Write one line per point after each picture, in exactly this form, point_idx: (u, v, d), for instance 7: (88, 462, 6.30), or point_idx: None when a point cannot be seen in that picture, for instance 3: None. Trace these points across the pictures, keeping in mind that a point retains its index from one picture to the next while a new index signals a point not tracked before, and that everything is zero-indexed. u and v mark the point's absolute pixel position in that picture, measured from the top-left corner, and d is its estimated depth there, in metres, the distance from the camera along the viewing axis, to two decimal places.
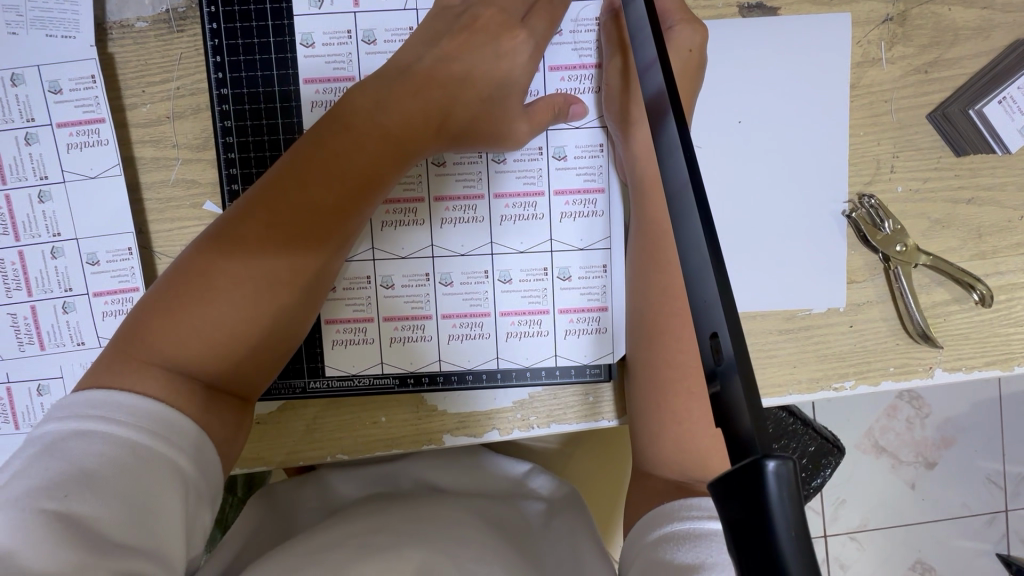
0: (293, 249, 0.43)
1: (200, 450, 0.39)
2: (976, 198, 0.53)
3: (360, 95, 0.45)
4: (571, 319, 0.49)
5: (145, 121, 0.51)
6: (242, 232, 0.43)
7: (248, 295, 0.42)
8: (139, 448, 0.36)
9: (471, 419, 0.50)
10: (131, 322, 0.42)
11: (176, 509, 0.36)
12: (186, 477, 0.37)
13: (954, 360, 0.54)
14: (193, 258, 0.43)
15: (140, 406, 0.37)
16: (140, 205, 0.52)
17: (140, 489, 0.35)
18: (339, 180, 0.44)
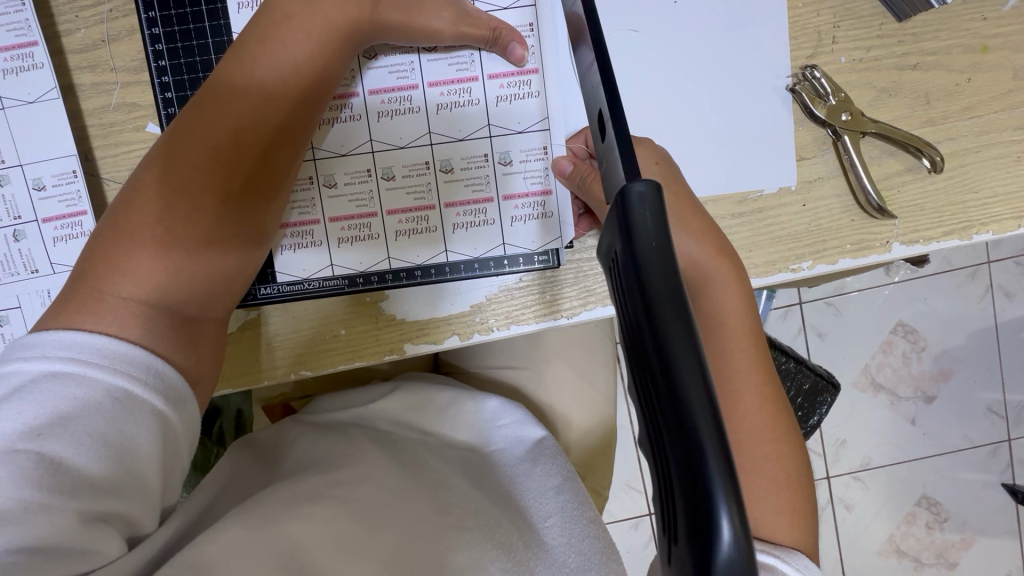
0: (250, 165, 0.44)
1: (172, 386, 0.40)
2: (922, 63, 0.52)
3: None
4: (515, 206, 0.49)
5: (82, 47, 0.52)
6: (185, 157, 0.43)
7: (211, 216, 0.43)
8: (115, 392, 0.37)
9: (430, 325, 0.51)
10: (86, 261, 0.42)
11: (151, 451, 0.38)
12: (163, 418, 0.39)
13: (911, 233, 0.54)
14: (140, 190, 0.43)
15: (111, 346, 0.39)
16: (83, 132, 0.52)
17: (116, 434, 0.37)
18: (282, 90, 0.44)
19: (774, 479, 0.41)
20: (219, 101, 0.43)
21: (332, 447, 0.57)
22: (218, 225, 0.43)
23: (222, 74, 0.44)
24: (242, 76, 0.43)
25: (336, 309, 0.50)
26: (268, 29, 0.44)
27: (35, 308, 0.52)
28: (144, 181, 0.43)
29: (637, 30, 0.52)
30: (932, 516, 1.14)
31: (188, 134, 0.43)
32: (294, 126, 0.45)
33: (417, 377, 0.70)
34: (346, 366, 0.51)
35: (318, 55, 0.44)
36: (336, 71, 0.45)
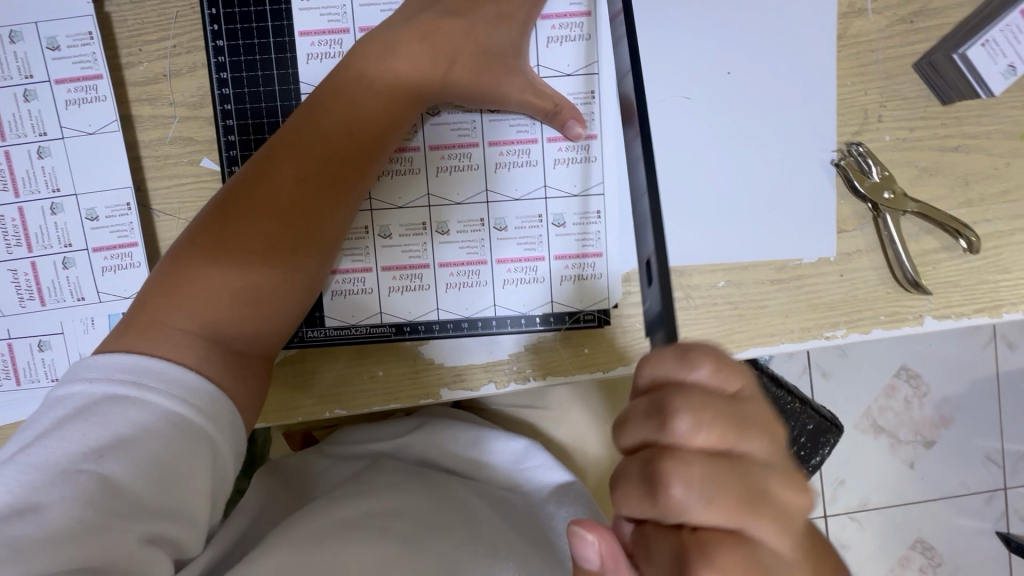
0: (309, 211, 0.44)
1: (221, 411, 0.41)
2: (962, 146, 0.54)
3: (359, 53, 0.46)
4: (565, 265, 0.50)
5: (143, 80, 0.52)
6: (251, 196, 0.44)
7: (268, 258, 0.44)
8: (170, 416, 0.38)
9: (469, 372, 0.51)
10: (150, 289, 0.43)
11: (201, 475, 0.39)
12: (214, 442, 0.40)
13: (943, 307, 0.55)
14: (205, 223, 0.44)
15: (169, 373, 0.39)
16: (138, 163, 0.53)
17: (168, 458, 0.37)
18: (348, 143, 0.45)
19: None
20: (288, 149, 0.44)
21: (362, 480, 0.58)
22: (275, 266, 0.44)
23: (294, 120, 0.45)
24: (312, 125, 0.45)
25: (380, 350, 0.51)
26: (343, 79, 0.45)
27: (79, 335, 0.52)
28: (210, 218, 0.44)
29: (689, 97, 0.53)
30: (926, 560, 1.15)
31: (255, 178, 0.44)
32: (355, 173, 0.45)
33: (442, 413, 0.70)
34: (382, 408, 0.52)
35: (389, 108, 0.45)
36: (401, 123, 0.46)
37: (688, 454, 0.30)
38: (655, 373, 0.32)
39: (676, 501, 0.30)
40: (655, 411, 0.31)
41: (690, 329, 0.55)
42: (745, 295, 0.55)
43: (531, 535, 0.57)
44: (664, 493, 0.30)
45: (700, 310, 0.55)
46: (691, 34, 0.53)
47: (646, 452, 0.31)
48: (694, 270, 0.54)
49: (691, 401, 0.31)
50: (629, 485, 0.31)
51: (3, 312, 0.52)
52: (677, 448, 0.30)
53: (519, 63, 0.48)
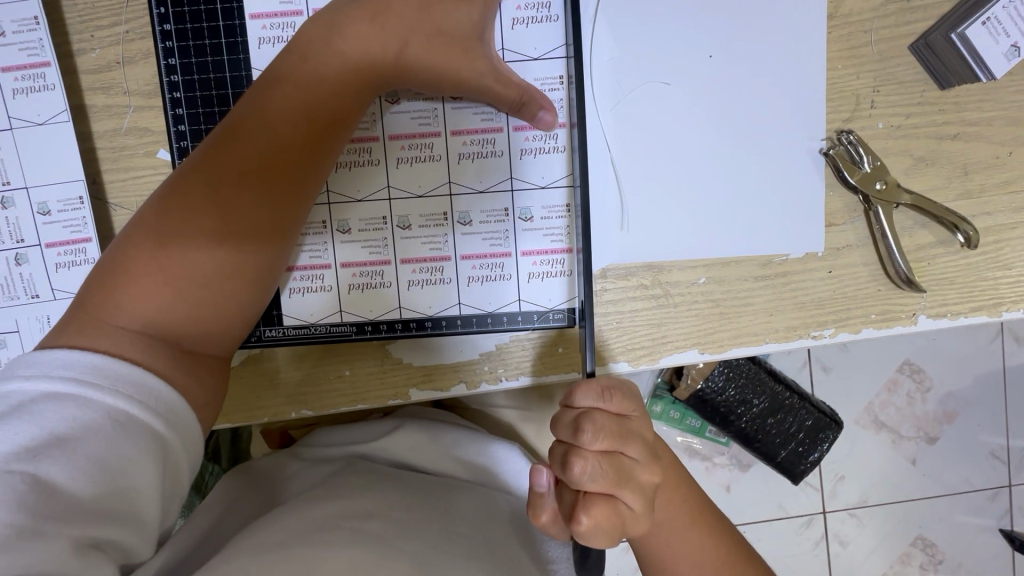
0: (258, 206, 0.42)
1: (173, 409, 0.39)
2: (962, 133, 0.50)
3: (309, 32, 0.43)
4: (534, 261, 0.48)
5: (95, 67, 0.50)
6: (197, 185, 0.42)
7: (212, 254, 0.41)
8: (117, 414, 0.37)
9: (438, 372, 0.50)
10: (93, 282, 0.41)
11: (150, 476, 0.37)
12: (165, 442, 0.38)
13: (939, 305, 0.52)
14: (150, 214, 0.42)
15: (113, 368, 0.38)
16: (93, 155, 0.51)
17: (112, 458, 0.36)
18: (298, 135, 0.43)
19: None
20: (234, 141, 0.42)
21: (334, 480, 0.56)
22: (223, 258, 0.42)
23: (243, 104, 0.43)
24: (259, 115, 0.43)
25: (343, 350, 0.49)
26: (292, 60, 0.43)
27: (34, 334, 0.51)
28: (153, 210, 0.42)
29: (668, 82, 0.50)
30: (927, 558, 1.12)
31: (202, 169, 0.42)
32: (308, 159, 0.43)
33: (418, 414, 0.69)
34: (348, 409, 0.50)
35: (341, 90, 0.43)
36: (356, 107, 0.44)
37: (586, 451, 0.41)
38: (578, 394, 0.42)
39: (576, 476, 0.41)
40: (576, 420, 0.42)
41: (669, 328, 0.52)
42: (728, 292, 0.52)
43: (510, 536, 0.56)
44: (566, 471, 0.41)
45: (680, 308, 0.52)
46: (671, 15, 0.50)
47: (562, 446, 0.42)
48: (674, 266, 0.52)
49: (595, 416, 0.41)
50: (551, 460, 0.43)
51: None
52: (582, 446, 0.41)
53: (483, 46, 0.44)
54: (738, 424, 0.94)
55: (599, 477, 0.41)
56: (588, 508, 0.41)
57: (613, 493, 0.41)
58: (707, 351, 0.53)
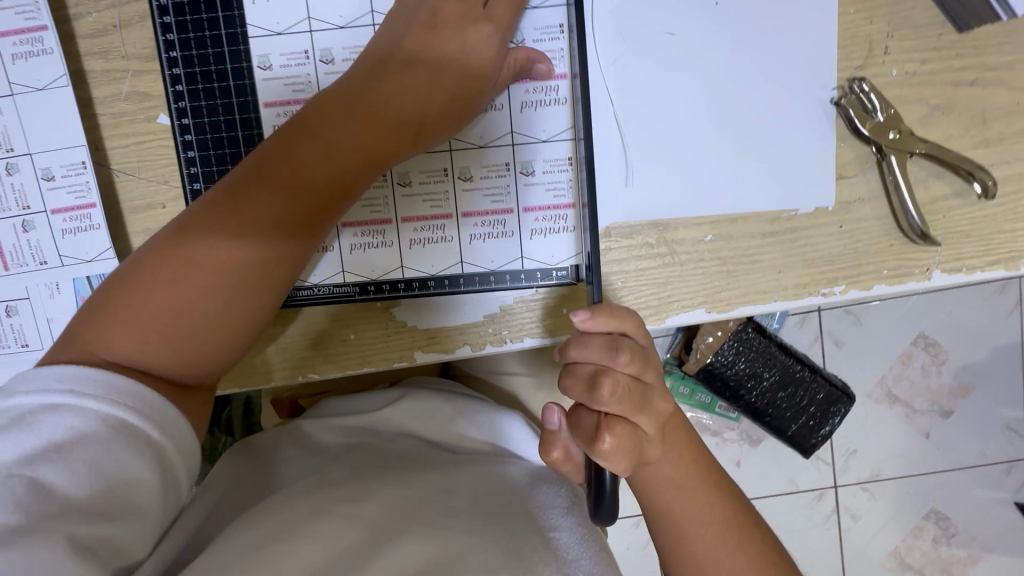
0: (254, 262, 0.43)
1: (165, 414, 0.41)
2: (980, 79, 0.49)
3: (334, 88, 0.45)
4: (536, 218, 0.49)
5: (92, 32, 0.50)
6: (200, 224, 0.43)
7: (207, 305, 0.43)
8: (111, 419, 0.39)
9: (443, 333, 0.50)
10: (103, 299, 0.43)
11: (146, 474, 0.39)
12: (157, 444, 0.40)
13: (953, 260, 0.51)
14: (158, 245, 0.43)
15: (106, 380, 0.40)
16: (94, 121, 0.51)
17: (109, 460, 0.38)
18: (291, 153, 0.43)
19: (721, 536, 0.49)
20: (243, 187, 0.43)
21: (331, 465, 0.59)
22: (220, 304, 0.43)
23: (263, 150, 0.44)
24: (270, 166, 0.43)
25: (346, 312, 0.49)
26: (313, 114, 0.44)
27: (44, 299, 0.51)
28: (161, 241, 0.43)
29: (673, 32, 0.49)
30: (940, 530, 1.11)
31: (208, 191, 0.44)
32: (306, 224, 0.44)
33: (423, 387, 0.71)
34: (354, 371, 0.50)
35: (346, 167, 0.43)
36: (355, 182, 0.44)
37: (618, 372, 0.44)
38: (611, 318, 0.45)
39: (604, 398, 0.44)
40: (612, 343, 0.45)
41: (675, 287, 0.52)
42: (735, 249, 0.51)
43: (511, 506, 0.56)
44: (596, 390, 0.44)
45: (686, 266, 0.51)
46: None
47: (591, 366, 0.45)
48: (680, 223, 0.51)
49: (626, 342, 0.45)
50: (577, 380, 0.45)
51: None
52: (613, 368, 0.44)
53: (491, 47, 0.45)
54: (749, 396, 0.93)
55: (626, 398, 0.44)
56: (612, 429, 0.44)
57: (635, 416, 0.44)
58: (714, 310, 0.52)
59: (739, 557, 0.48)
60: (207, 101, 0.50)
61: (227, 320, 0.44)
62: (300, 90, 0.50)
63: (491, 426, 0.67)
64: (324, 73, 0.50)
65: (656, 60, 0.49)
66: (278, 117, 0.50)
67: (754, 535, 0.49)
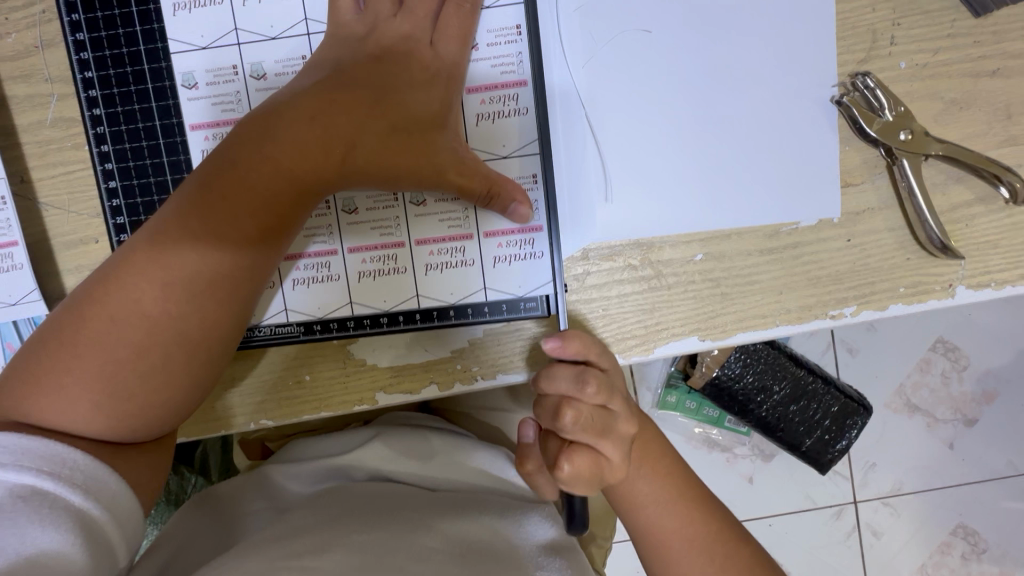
0: (194, 301, 0.38)
1: (95, 476, 0.36)
2: (1001, 69, 0.43)
3: (274, 104, 0.40)
4: (499, 243, 0.44)
5: (13, 54, 0.46)
6: (130, 262, 0.37)
7: (143, 353, 0.37)
8: (23, 488, 0.33)
9: (404, 374, 0.45)
10: (23, 358, 0.38)
11: (67, 547, 0.33)
12: (84, 510, 0.34)
13: (980, 274, 0.45)
14: (86, 290, 0.38)
15: (31, 445, 0.35)
16: (17, 150, 0.46)
17: (18, 534, 0.32)
18: (243, 182, 0.38)
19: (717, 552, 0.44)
20: (176, 217, 0.38)
21: (293, 518, 0.54)
22: (156, 352, 0.38)
23: (197, 176, 0.39)
24: (206, 192, 0.38)
25: (293, 352, 0.44)
26: (252, 130, 0.39)
27: None
28: (88, 284, 0.38)
29: (649, 29, 0.43)
30: (969, 547, 1.02)
31: (144, 227, 0.39)
32: (253, 254, 0.39)
33: (396, 421, 0.66)
34: (310, 418, 0.45)
35: (296, 190, 0.39)
36: (308, 207, 0.40)
37: (584, 402, 0.39)
38: (583, 350, 0.40)
39: (566, 426, 0.39)
40: (581, 373, 0.39)
41: (664, 313, 0.46)
42: (729, 270, 0.45)
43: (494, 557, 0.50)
44: (559, 418, 0.39)
45: (677, 291, 0.45)
46: None
47: (555, 395, 0.40)
48: (664, 243, 0.45)
49: (596, 372, 0.40)
50: (542, 409, 0.41)
51: None
52: (579, 397, 0.39)
53: (442, 59, 0.42)
54: (758, 412, 0.87)
55: (589, 426, 0.39)
56: (572, 458, 0.39)
57: (600, 444, 0.39)
58: (708, 338, 0.46)
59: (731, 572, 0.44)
60: (127, 124, 0.46)
61: (165, 369, 0.38)
62: (230, 109, 0.45)
63: (473, 461, 0.62)
64: (255, 89, 0.45)
65: (630, 58, 0.43)
66: (206, 140, 0.46)
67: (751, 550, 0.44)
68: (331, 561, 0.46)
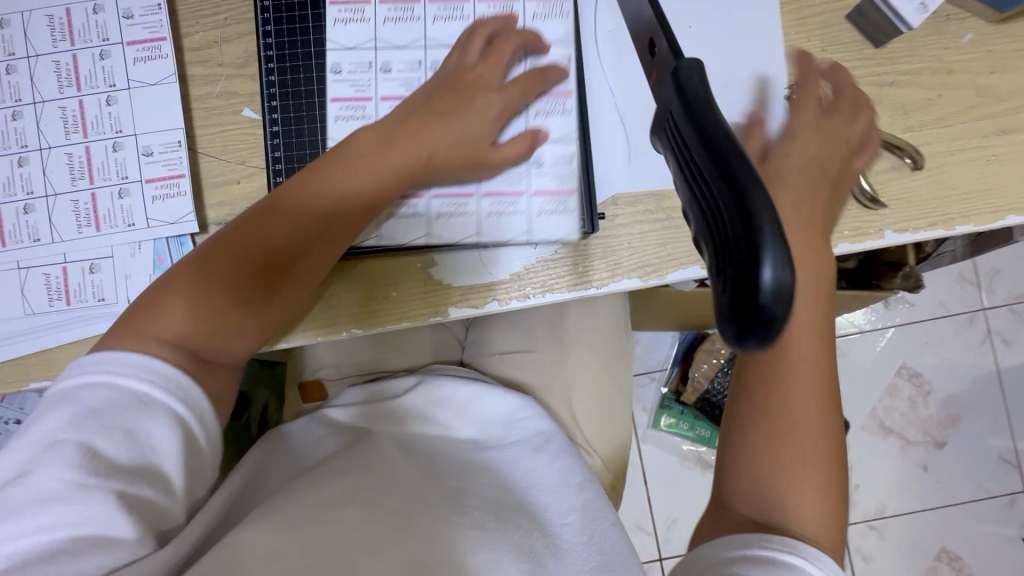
0: (277, 277, 0.53)
1: (190, 393, 0.47)
2: (898, 81, 0.62)
3: (354, 144, 0.57)
4: (542, 200, 0.60)
5: (197, 46, 0.62)
6: (237, 243, 0.53)
7: (236, 306, 0.52)
8: (143, 396, 0.45)
9: (472, 290, 0.61)
10: (141, 304, 0.51)
11: (173, 448, 0.45)
12: (184, 421, 0.46)
13: (900, 222, 0.61)
14: (198, 259, 0.52)
15: (144, 363, 0.46)
16: (190, 112, 0.61)
17: (140, 430, 0.44)
18: (322, 197, 0.55)
19: (794, 480, 0.48)
20: (270, 217, 0.54)
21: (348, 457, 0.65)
22: (246, 306, 0.52)
23: (289, 189, 0.55)
24: (296, 199, 0.55)
25: (383, 276, 0.61)
26: (338, 160, 0.56)
27: (125, 259, 0.59)
28: (200, 255, 0.52)
29: None
30: None
31: (245, 219, 0.54)
32: (320, 247, 0.55)
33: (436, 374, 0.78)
34: (394, 325, 0.61)
35: (356, 204, 0.56)
36: (361, 215, 0.56)
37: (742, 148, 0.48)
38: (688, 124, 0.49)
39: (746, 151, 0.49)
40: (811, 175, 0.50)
41: (672, 246, 0.61)
42: None
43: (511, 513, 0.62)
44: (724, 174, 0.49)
45: (683, 229, 0.61)
46: None
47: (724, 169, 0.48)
48: (672, 193, 0.61)
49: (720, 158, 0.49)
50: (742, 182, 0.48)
51: (64, 236, 0.59)
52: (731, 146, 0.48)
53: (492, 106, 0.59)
54: None
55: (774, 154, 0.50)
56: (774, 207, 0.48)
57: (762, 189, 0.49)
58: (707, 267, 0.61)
59: (805, 500, 0.48)
60: (292, 89, 0.61)
61: (247, 322, 0.53)
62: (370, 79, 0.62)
63: (501, 407, 0.74)
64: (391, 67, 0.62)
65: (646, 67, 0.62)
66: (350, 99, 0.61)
67: (825, 486, 0.48)
68: (382, 501, 0.57)
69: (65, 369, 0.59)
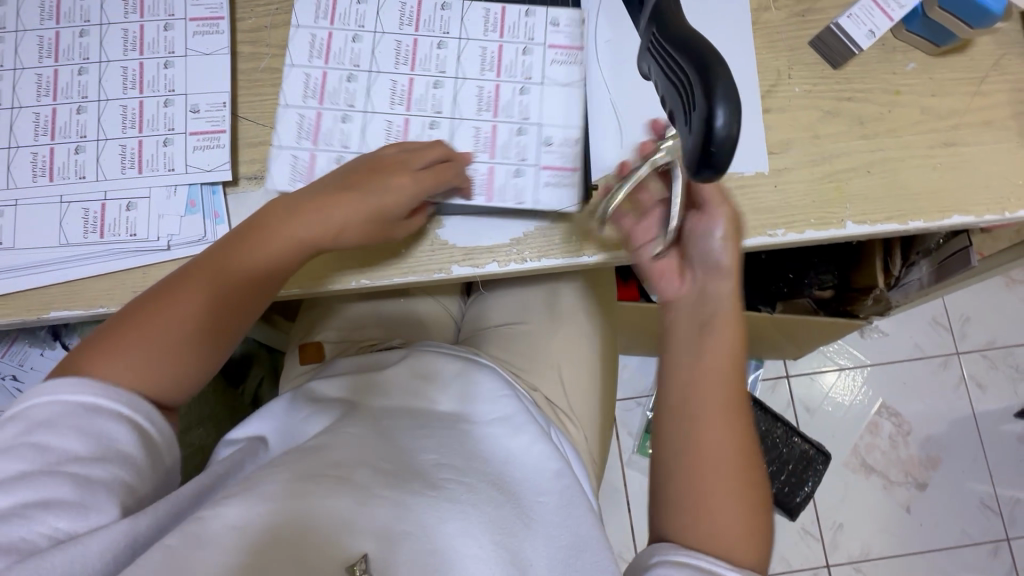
0: (207, 334, 0.60)
1: (136, 402, 0.56)
2: (854, 97, 0.72)
3: (284, 210, 0.62)
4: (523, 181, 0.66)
5: (250, 28, 0.70)
6: (166, 303, 0.58)
7: (164, 359, 0.58)
8: (89, 405, 0.53)
9: (473, 253, 0.67)
10: (81, 347, 0.57)
11: (126, 441, 0.53)
12: (132, 422, 0.55)
13: (860, 216, 0.69)
14: (130, 314, 0.58)
15: (81, 389, 0.54)
16: (236, 82, 0.69)
17: (89, 430, 0.52)
18: (250, 264, 0.60)
19: (715, 513, 0.55)
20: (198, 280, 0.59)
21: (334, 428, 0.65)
22: (173, 361, 0.58)
23: (219, 253, 0.60)
24: (227, 264, 0.60)
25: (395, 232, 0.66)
26: (269, 224, 0.61)
27: (161, 200, 0.65)
28: (133, 310, 0.58)
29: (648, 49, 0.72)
30: None
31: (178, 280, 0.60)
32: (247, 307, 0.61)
33: (428, 346, 0.77)
34: (400, 279, 0.67)
35: (280, 270, 0.62)
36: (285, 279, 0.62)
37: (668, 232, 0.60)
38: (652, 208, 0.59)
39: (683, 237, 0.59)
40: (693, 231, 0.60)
41: None
42: None
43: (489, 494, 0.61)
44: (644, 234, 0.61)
45: None
46: None
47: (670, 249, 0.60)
48: None
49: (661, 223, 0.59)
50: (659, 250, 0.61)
51: (108, 175, 0.65)
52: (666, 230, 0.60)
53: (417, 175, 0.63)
54: None
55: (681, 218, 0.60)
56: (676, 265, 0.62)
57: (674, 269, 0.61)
58: None
59: (729, 519, 0.55)
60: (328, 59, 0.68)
61: (175, 372, 0.58)
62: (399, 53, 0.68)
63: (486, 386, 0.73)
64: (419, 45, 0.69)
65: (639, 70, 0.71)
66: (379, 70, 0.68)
67: (744, 506, 0.56)
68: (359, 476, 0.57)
69: (86, 299, 0.63)
